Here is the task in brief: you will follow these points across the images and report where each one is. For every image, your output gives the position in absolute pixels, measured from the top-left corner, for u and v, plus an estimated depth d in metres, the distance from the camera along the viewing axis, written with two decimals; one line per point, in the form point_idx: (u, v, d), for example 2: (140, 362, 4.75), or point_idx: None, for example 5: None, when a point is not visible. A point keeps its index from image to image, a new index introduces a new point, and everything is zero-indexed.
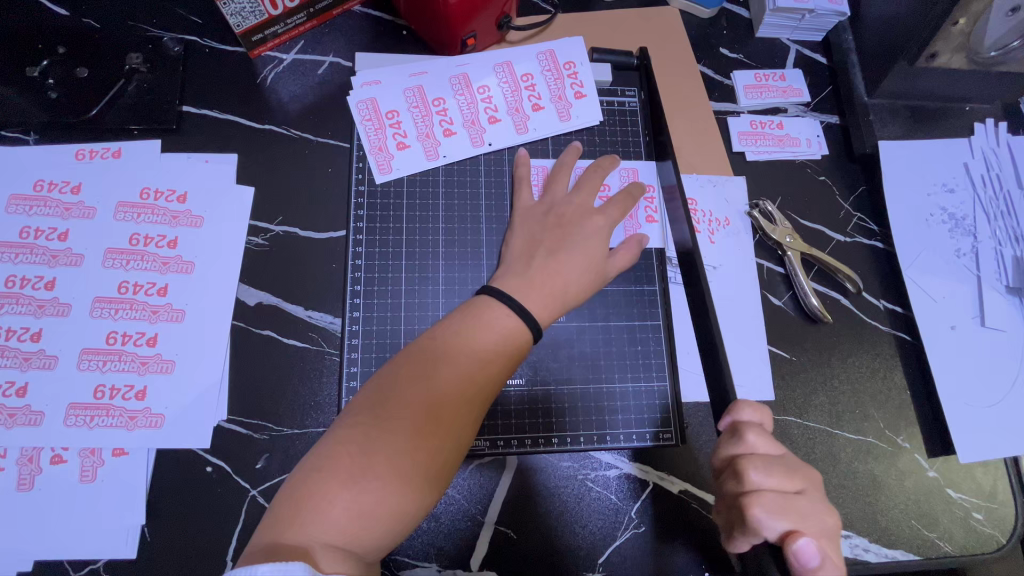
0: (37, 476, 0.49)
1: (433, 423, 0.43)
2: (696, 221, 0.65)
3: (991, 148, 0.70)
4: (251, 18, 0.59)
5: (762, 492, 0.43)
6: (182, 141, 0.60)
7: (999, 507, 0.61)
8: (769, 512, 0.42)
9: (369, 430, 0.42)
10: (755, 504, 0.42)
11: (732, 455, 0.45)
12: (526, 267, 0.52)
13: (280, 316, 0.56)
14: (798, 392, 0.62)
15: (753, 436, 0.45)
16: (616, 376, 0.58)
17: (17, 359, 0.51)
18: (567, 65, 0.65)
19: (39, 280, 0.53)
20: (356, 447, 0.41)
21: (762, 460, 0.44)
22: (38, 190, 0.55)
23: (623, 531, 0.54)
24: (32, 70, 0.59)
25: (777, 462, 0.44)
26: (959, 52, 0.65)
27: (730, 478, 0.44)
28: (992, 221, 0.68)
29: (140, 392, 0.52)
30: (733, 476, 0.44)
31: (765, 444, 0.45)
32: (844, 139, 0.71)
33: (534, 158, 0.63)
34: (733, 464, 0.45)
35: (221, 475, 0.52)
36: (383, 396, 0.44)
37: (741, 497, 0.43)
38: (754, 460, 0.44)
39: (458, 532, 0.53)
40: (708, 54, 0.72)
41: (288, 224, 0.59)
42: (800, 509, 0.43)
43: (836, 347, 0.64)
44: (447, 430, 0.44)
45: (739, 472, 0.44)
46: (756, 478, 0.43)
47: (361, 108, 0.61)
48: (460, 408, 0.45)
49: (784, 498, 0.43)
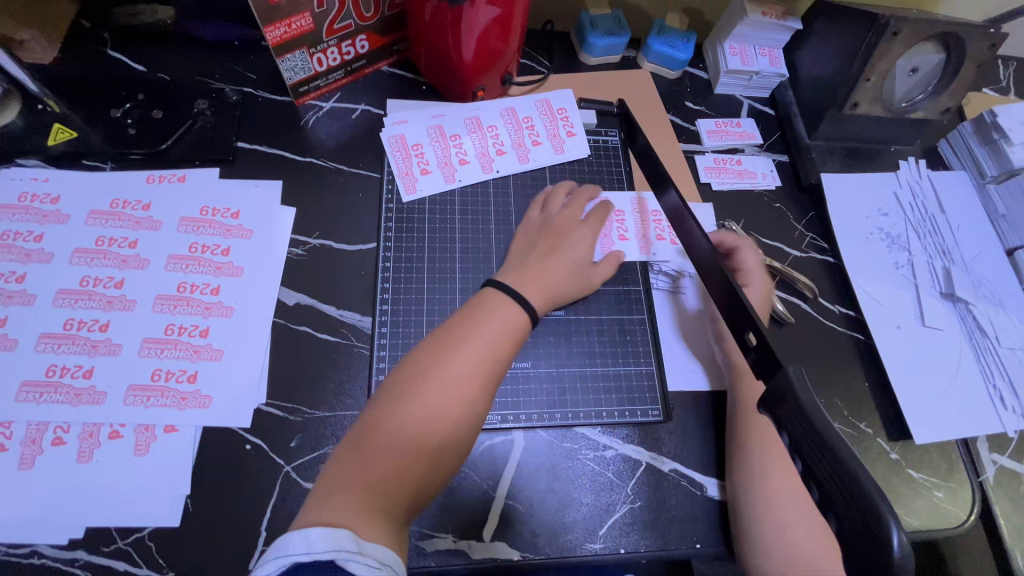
0: (95, 449, 0.54)
1: (444, 415, 0.50)
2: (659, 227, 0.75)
3: (915, 181, 0.84)
4: (301, 73, 0.72)
5: None
6: (236, 170, 0.71)
7: (957, 487, 0.68)
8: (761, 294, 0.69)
9: (388, 424, 0.49)
10: None
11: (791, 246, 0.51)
12: (525, 265, 0.63)
13: (316, 314, 0.64)
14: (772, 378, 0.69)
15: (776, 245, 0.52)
16: (610, 363, 0.66)
17: (86, 346, 0.58)
18: (560, 111, 0.79)
19: (110, 281, 0.61)
20: (377, 439, 0.48)
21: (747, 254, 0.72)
22: (113, 206, 0.65)
23: (621, 506, 0.60)
24: (115, 112, 0.70)
25: None
26: (875, 102, 0.80)
27: None
28: (922, 239, 0.80)
29: (191, 376, 0.58)
30: None
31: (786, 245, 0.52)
32: (794, 173, 0.84)
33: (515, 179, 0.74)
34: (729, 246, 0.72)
35: (259, 452, 0.57)
36: (397, 395, 0.51)
37: None
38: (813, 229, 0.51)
39: (472, 505, 0.58)
40: (676, 106, 0.87)
41: (325, 238, 0.69)
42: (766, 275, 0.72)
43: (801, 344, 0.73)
44: (456, 420, 0.51)
45: None
46: None
47: (391, 142, 0.73)
48: (466, 400, 0.52)
49: None
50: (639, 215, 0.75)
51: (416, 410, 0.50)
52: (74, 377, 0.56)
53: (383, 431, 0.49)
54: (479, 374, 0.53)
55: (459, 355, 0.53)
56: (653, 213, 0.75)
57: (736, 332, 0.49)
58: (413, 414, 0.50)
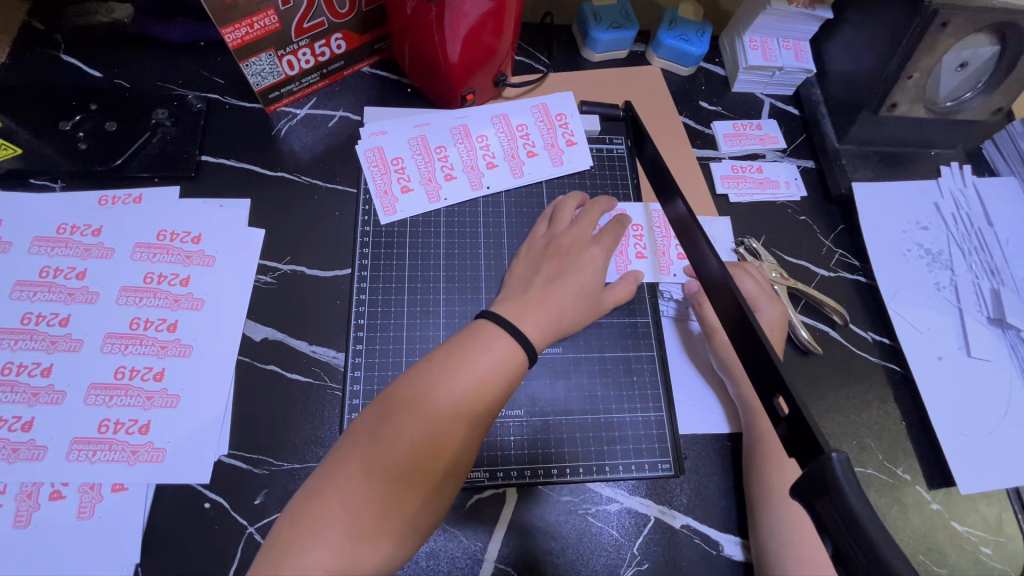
0: (34, 512, 0.49)
1: (422, 472, 0.43)
2: (666, 240, 0.67)
3: (959, 189, 0.75)
4: (270, 78, 0.65)
5: None
6: (199, 187, 0.64)
7: (1007, 541, 0.60)
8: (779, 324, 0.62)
9: (357, 478, 0.42)
10: None
11: None
12: (525, 291, 0.55)
13: (284, 351, 0.58)
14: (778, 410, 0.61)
15: None
16: (614, 406, 0.59)
17: (26, 394, 0.52)
18: (558, 117, 0.71)
19: (54, 317, 0.55)
20: (342, 496, 0.41)
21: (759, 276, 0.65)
22: (60, 232, 0.59)
23: (626, 569, 0.53)
24: (66, 124, 0.64)
25: None
26: (917, 103, 0.71)
27: None
28: (967, 256, 0.72)
29: (143, 426, 0.52)
30: None
31: None
32: (821, 182, 0.76)
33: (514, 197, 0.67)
34: (738, 269, 0.64)
35: (218, 512, 0.51)
36: (370, 443, 0.43)
37: None
38: None
39: (457, 570, 0.52)
40: (689, 106, 0.78)
41: (296, 263, 0.62)
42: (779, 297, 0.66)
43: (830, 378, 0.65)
44: (436, 477, 0.44)
45: None
46: None
47: (369, 155, 0.66)
48: (449, 455, 0.45)
49: None
50: (659, 231, 0.67)
51: (391, 464, 0.43)
52: (12, 430, 0.51)
53: (350, 487, 0.41)
54: (464, 423, 0.46)
55: (442, 396, 0.46)
56: (673, 234, 0.67)
57: (761, 393, 0.42)
58: (386, 469, 0.43)
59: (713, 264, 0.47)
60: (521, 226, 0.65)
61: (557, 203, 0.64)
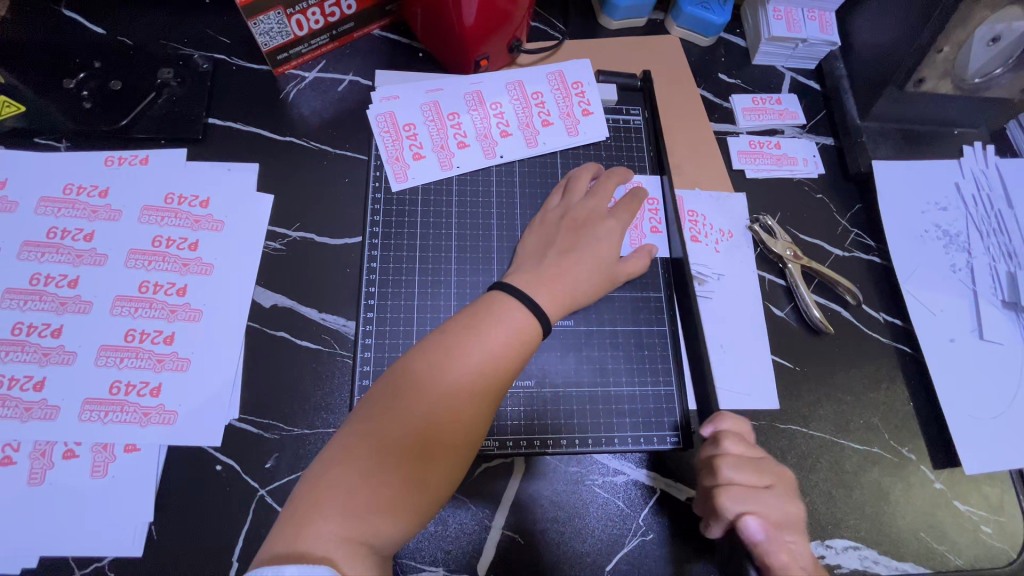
0: (48, 470, 0.49)
1: (435, 447, 0.43)
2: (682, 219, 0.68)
3: (980, 169, 0.74)
4: (278, 38, 0.63)
5: (731, 483, 0.47)
6: (207, 151, 0.62)
7: (1007, 521, 0.61)
8: (733, 500, 0.46)
9: (371, 449, 0.42)
10: (721, 496, 0.46)
11: (710, 455, 0.49)
12: (538, 264, 0.54)
13: (294, 318, 0.57)
14: (782, 390, 0.63)
15: (730, 442, 0.48)
16: (624, 381, 0.59)
17: (37, 354, 0.52)
18: (575, 85, 0.69)
19: (63, 279, 0.55)
20: (357, 464, 0.41)
21: (733, 457, 0.48)
22: (67, 193, 0.58)
23: (631, 539, 0.54)
24: (69, 82, 0.62)
25: (750, 461, 0.48)
26: (944, 78, 0.69)
27: (705, 474, 0.49)
28: (985, 238, 0.70)
29: (154, 389, 0.53)
30: (709, 472, 0.48)
31: (741, 448, 0.48)
32: (840, 159, 0.74)
33: (531, 169, 0.66)
34: (707, 460, 0.49)
35: (230, 474, 0.52)
36: (384, 416, 0.43)
37: (712, 489, 0.47)
38: (727, 458, 0.47)
39: (465, 536, 0.53)
40: (708, 79, 0.76)
41: (305, 230, 0.61)
42: (765, 502, 0.46)
43: (799, 523, 0.47)
44: (448, 449, 0.44)
45: (714, 468, 0.48)
46: (727, 473, 0.47)
47: (380, 121, 0.64)
48: (462, 428, 0.44)
49: (752, 492, 0.46)
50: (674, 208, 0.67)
51: (403, 436, 0.43)
52: (24, 389, 0.51)
53: (365, 456, 0.42)
54: (478, 398, 0.45)
55: (454, 369, 0.45)
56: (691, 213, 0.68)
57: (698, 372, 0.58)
58: (399, 439, 0.43)
59: (678, 249, 0.63)
60: (534, 197, 0.64)
61: (581, 176, 0.62)
